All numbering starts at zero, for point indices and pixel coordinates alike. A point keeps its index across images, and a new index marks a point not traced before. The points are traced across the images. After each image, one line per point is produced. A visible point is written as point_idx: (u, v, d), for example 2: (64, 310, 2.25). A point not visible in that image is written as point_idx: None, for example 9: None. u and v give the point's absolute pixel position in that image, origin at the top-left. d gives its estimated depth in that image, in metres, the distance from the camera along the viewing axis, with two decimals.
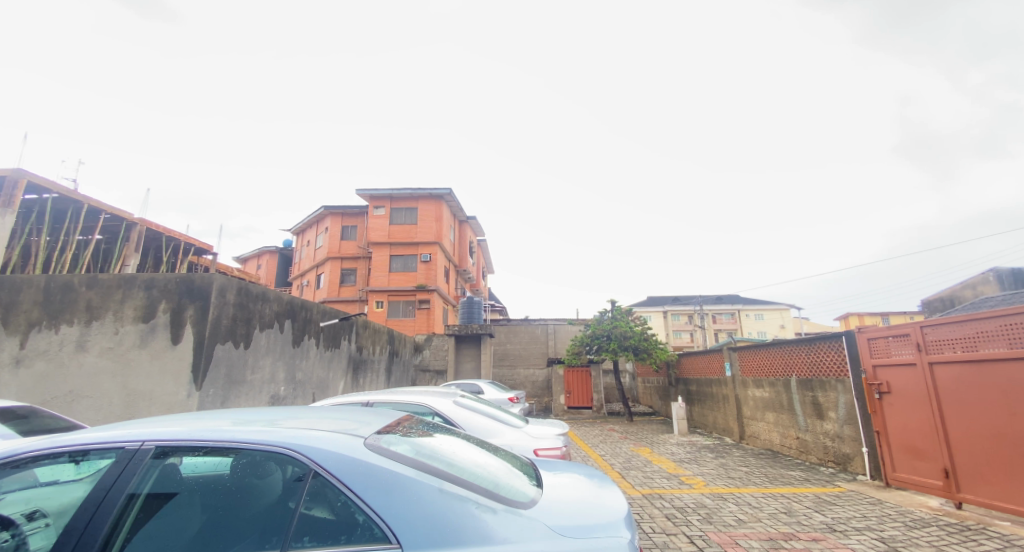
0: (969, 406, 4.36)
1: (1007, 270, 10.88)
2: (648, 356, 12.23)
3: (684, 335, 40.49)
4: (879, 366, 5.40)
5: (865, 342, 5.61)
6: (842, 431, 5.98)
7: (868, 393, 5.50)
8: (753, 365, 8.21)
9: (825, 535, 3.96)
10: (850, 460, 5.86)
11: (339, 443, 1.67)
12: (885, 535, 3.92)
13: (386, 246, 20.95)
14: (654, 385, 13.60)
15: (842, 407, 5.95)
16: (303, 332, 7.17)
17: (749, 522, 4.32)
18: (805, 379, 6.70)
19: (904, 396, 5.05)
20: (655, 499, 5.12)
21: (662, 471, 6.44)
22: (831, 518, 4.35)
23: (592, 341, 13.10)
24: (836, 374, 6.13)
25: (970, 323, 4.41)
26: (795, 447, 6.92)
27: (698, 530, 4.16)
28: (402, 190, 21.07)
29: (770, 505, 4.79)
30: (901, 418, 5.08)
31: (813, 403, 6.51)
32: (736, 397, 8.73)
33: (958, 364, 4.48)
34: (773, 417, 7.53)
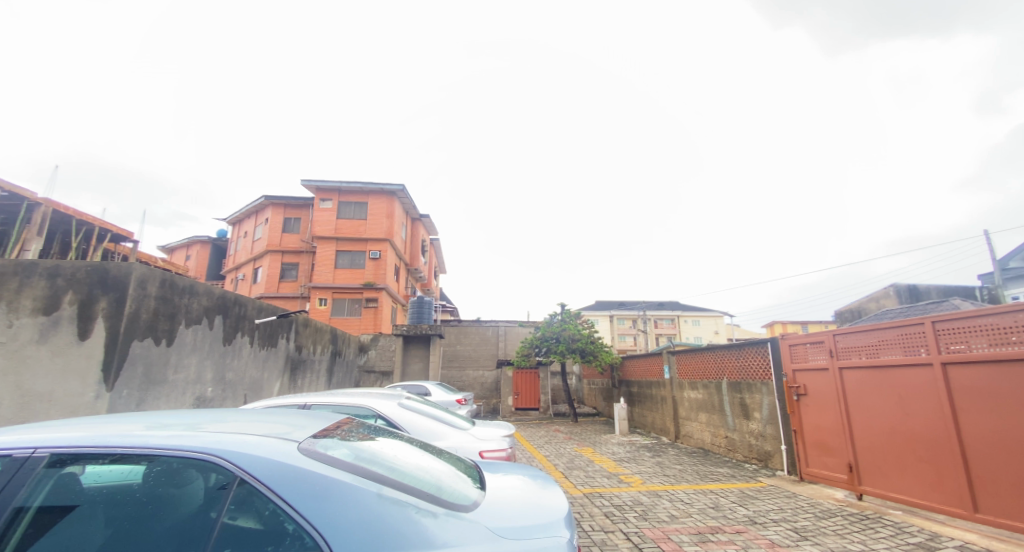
0: (870, 406, 4.85)
1: (905, 285, 12.27)
2: (594, 358, 12.59)
3: (628, 338, 41.92)
4: (798, 371, 5.87)
5: (788, 348, 6.07)
6: (765, 430, 6.44)
7: (788, 395, 5.96)
8: (689, 368, 8.67)
9: (747, 527, 4.24)
10: (770, 457, 6.32)
11: (271, 449, 1.58)
12: (798, 525, 4.26)
13: (332, 241, 20.13)
14: (599, 387, 14.00)
15: (765, 408, 6.41)
16: (236, 330, 6.72)
17: (681, 517, 4.54)
18: (735, 381, 7.16)
19: (817, 399, 5.54)
20: (595, 498, 5.25)
21: (603, 471, 6.61)
22: (752, 511, 4.67)
23: (541, 343, 13.26)
24: (761, 377, 6.61)
25: (874, 332, 4.89)
26: (724, 446, 7.38)
27: (633, 526, 4.33)
28: (351, 184, 20.34)
29: (700, 501, 5.07)
30: (815, 418, 5.55)
31: (740, 404, 6.98)
32: (673, 398, 9.17)
33: (863, 369, 4.96)
34: (705, 417, 7.98)
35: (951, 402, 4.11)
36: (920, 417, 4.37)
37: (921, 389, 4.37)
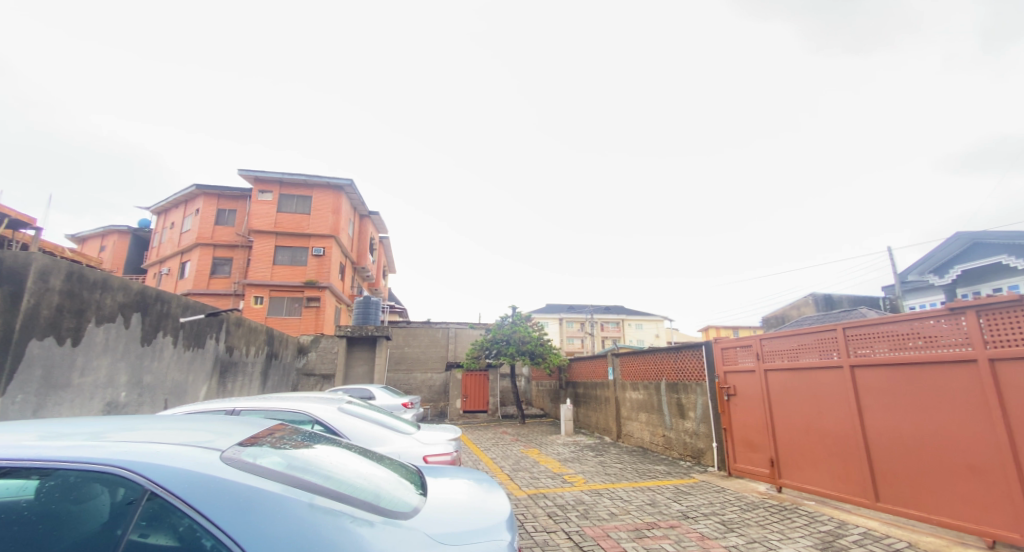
0: (791, 405, 5.25)
1: (822, 295, 13.48)
2: (543, 360, 12.78)
3: (576, 341, 42.85)
4: (729, 372, 6.25)
5: (720, 351, 6.45)
6: (698, 429, 6.81)
7: (720, 395, 6.33)
8: (631, 370, 8.99)
9: (680, 522, 4.45)
10: (703, 454, 6.69)
11: (188, 459, 1.47)
12: (725, 518, 4.53)
13: (271, 236, 19.03)
14: (547, 388, 14.22)
15: (699, 407, 6.78)
16: (156, 329, 6.18)
17: (620, 514, 4.69)
18: (672, 382, 7.51)
19: (745, 398, 5.92)
20: (538, 499, 5.30)
21: (547, 472, 6.71)
22: (685, 506, 4.92)
23: (491, 345, 13.23)
24: (696, 379, 6.98)
25: (795, 336, 5.30)
26: (662, 444, 7.72)
27: (575, 525, 4.41)
28: (293, 176, 19.36)
29: (638, 498, 5.26)
30: (742, 417, 5.94)
31: (677, 403, 7.34)
32: (616, 399, 9.47)
33: (785, 371, 5.37)
34: (645, 417, 8.31)
35: (859, 402, 4.53)
36: (832, 416, 4.79)
37: (834, 390, 4.79)
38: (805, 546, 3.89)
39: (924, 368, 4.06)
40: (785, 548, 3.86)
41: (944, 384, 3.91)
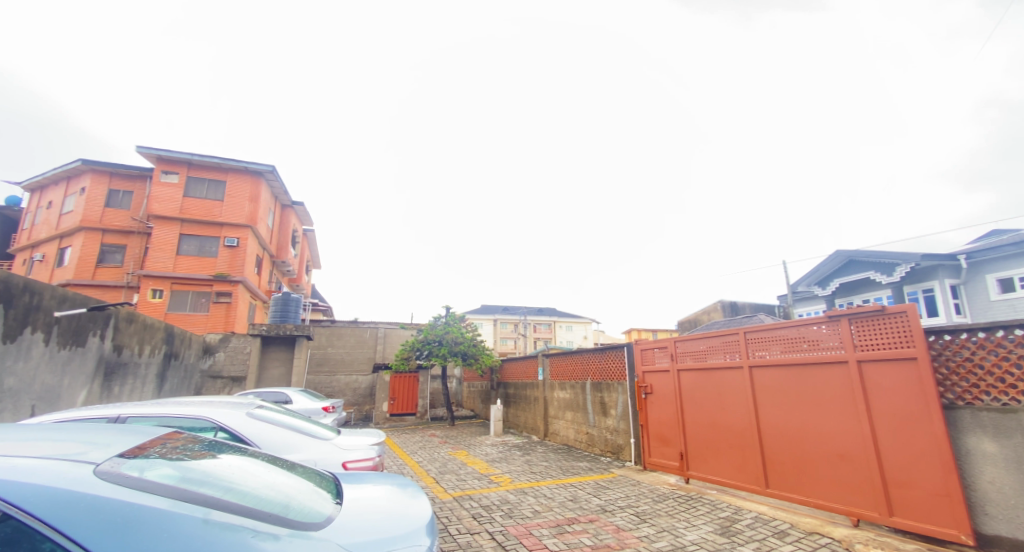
0: (699, 403, 5.69)
1: (729, 302, 14.86)
2: (475, 361, 12.75)
3: (509, 342, 43.28)
4: (647, 372, 6.63)
5: (640, 352, 6.83)
6: (618, 426, 7.15)
7: (638, 393, 6.70)
8: (559, 370, 9.24)
9: (598, 516, 4.66)
10: (621, 450, 7.04)
11: (54, 475, 1.29)
12: (639, 510, 4.81)
13: (176, 222, 17.25)
14: (478, 389, 14.24)
15: (620, 405, 7.12)
16: (22, 324, 5.33)
17: (543, 512, 4.81)
18: (597, 382, 7.82)
19: (660, 396, 6.32)
20: (463, 500, 5.27)
21: (474, 473, 6.70)
22: (604, 500, 5.15)
23: (422, 346, 12.86)
24: (617, 378, 7.33)
25: (704, 339, 5.75)
26: (585, 441, 8.02)
27: (499, 525, 4.44)
28: (205, 158, 17.68)
29: (560, 494, 5.42)
30: (657, 414, 6.34)
31: (600, 402, 7.65)
32: (544, 399, 9.69)
33: (695, 371, 5.81)
34: (571, 415, 8.58)
35: (755, 399, 5.01)
36: (733, 412, 5.26)
37: (735, 388, 5.27)
38: (708, 531, 4.23)
39: (808, 369, 4.58)
40: (690, 535, 4.17)
41: (823, 383, 4.44)
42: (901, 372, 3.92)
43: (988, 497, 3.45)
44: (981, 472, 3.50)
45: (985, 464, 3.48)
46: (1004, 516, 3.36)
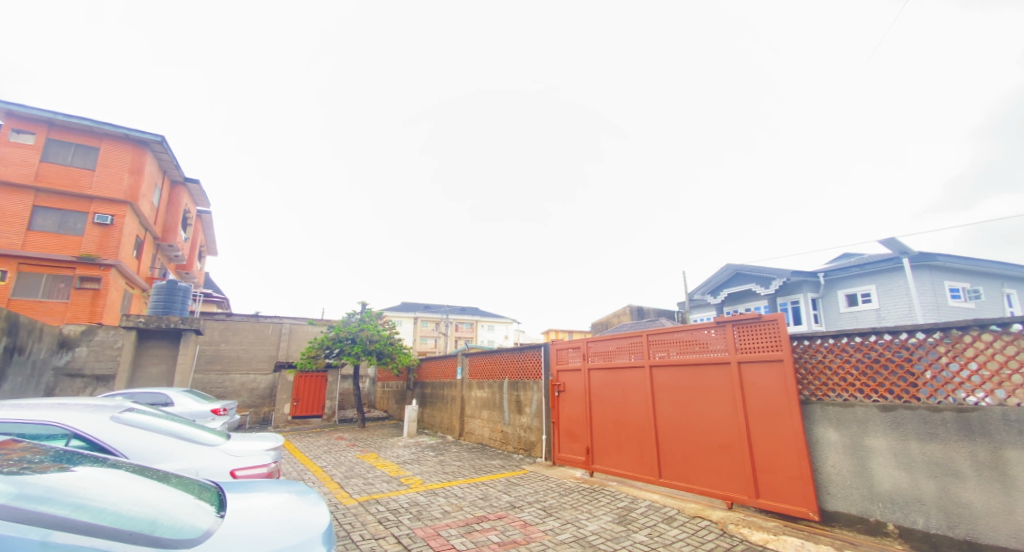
0: (606, 400, 6.01)
1: (636, 307, 16.00)
2: (391, 360, 12.34)
3: (429, 341, 42.54)
4: (561, 371, 6.87)
5: (555, 351, 7.05)
6: (532, 423, 7.32)
7: (551, 391, 6.92)
8: (478, 369, 9.23)
9: (506, 512, 4.73)
10: (533, 446, 7.22)
11: None
12: (546, 504, 4.97)
13: (30, 192, 14.69)
14: (393, 390, 13.78)
15: (534, 403, 7.30)
16: None
17: (452, 511, 4.77)
18: (514, 381, 7.94)
19: (571, 394, 6.59)
20: (369, 505, 5.06)
21: (383, 476, 6.46)
22: (513, 497, 5.24)
23: (333, 344, 12.09)
24: (533, 377, 7.51)
25: (613, 339, 6.09)
26: (499, 439, 8.11)
27: (406, 528, 4.32)
28: (73, 120, 15.20)
29: (471, 493, 5.41)
30: (568, 411, 6.60)
31: (516, 400, 7.78)
32: (461, 398, 9.64)
33: (603, 370, 6.13)
34: (486, 414, 8.62)
35: (654, 396, 5.41)
36: (634, 408, 5.63)
37: (637, 386, 5.65)
38: (607, 521, 4.49)
39: (698, 369, 5.04)
40: (591, 525, 4.38)
41: (710, 381, 4.91)
42: (772, 372, 4.45)
43: (830, 478, 4.04)
44: (826, 458, 4.09)
45: (829, 450, 4.07)
46: (842, 494, 3.97)
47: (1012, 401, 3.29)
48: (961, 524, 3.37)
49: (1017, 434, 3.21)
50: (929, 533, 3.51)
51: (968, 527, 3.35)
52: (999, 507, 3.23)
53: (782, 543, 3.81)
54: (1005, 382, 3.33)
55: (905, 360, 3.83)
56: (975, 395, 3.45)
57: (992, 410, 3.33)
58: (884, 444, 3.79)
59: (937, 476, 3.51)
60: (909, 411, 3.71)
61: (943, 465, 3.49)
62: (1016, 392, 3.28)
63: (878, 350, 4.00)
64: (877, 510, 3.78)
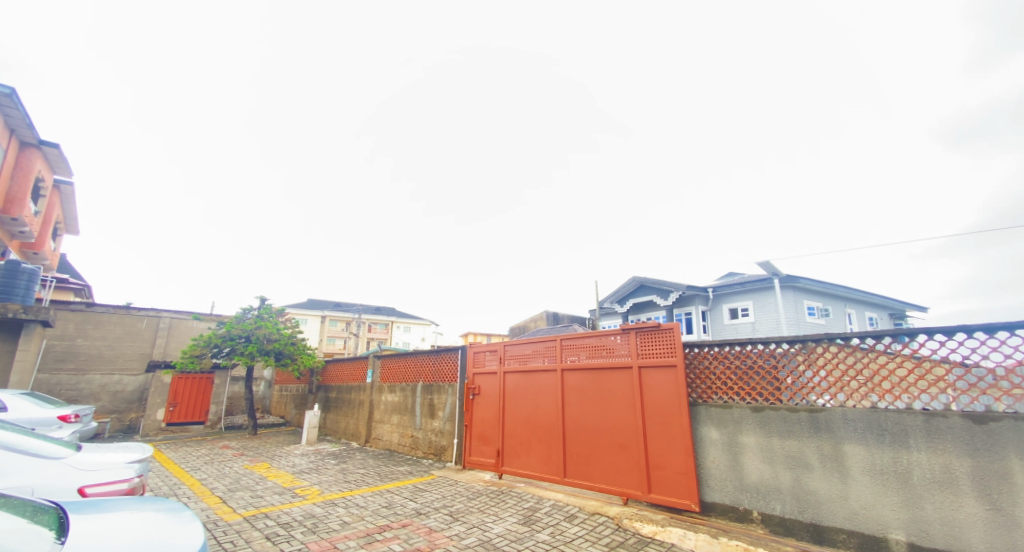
0: (519, 402, 6.09)
1: (551, 313, 16.55)
2: (291, 362, 11.37)
3: (337, 341, 40.16)
4: (476, 374, 6.83)
5: (472, 354, 6.97)
6: (443, 427, 7.18)
7: (466, 394, 6.84)
8: (390, 372, 8.83)
9: (411, 520, 4.56)
10: (444, 451, 7.08)
11: None
12: (453, 509, 4.87)
13: None
14: (292, 394, 12.82)
15: (447, 407, 7.16)
16: None
17: (352, 522, 4.48)
18: (428, 384, 7.72)
19: (485, 398, 6.58)
20: (256, 520, 4.57)
21: (275, 487, 5.90)
22: (420, 503, 5.07)
23: (223, 342, 10.84)
24: (448, 380, 7.36)
25: (529, 343, 6.19)
26: (408, 445, 7.85)
27: (298, 543, 3.97)
28: None
29: (374, 502, 5.14)
30: (482, 414, 6.57)
31: (429, 404, 7.57)
32: (370, 402, 9.17)
33: (518, 373, 6.21)
34: (397, 419, 8.29)
35: (564, 399, 5.59)
36: (544, 410, 5.77)
37: (549, 389, 5.79)
38: (512, 522, 4.52)
39: (604, 372, 5.29)
40: (496, 528, 4.38)
41: (615, 385, 5.17)
42: (667, 376, 4.81)
43: (710, 472, 4.46)
44: (707, 455, 4.50)
45: (710, 448, 4.49)
46: (718, 486, 4.39)
47: (849, 403, 3.88)
48: (809, 509, 3.90)
49: (852, 430, 3.80)
50: (784, 517, 4.01)
51: (813, 511, 3.88)
52: (837, 493, 3.79)
53: (668, 534, 4.13)
54: (845, 386, 3.92)
55: (772, 367, 4.35)
56: (823, 397, 4.02)
57: (835, 411, 3.91)
58: (754, 441, 4.27)
59: (793, 469, 4.02)
60: (774, 411, 4.22)
61: (797, 458, 4.01)
62: (852, 395, 3.88)
63: (752, 358, 4.48)
64: (746, 500, 4.23)
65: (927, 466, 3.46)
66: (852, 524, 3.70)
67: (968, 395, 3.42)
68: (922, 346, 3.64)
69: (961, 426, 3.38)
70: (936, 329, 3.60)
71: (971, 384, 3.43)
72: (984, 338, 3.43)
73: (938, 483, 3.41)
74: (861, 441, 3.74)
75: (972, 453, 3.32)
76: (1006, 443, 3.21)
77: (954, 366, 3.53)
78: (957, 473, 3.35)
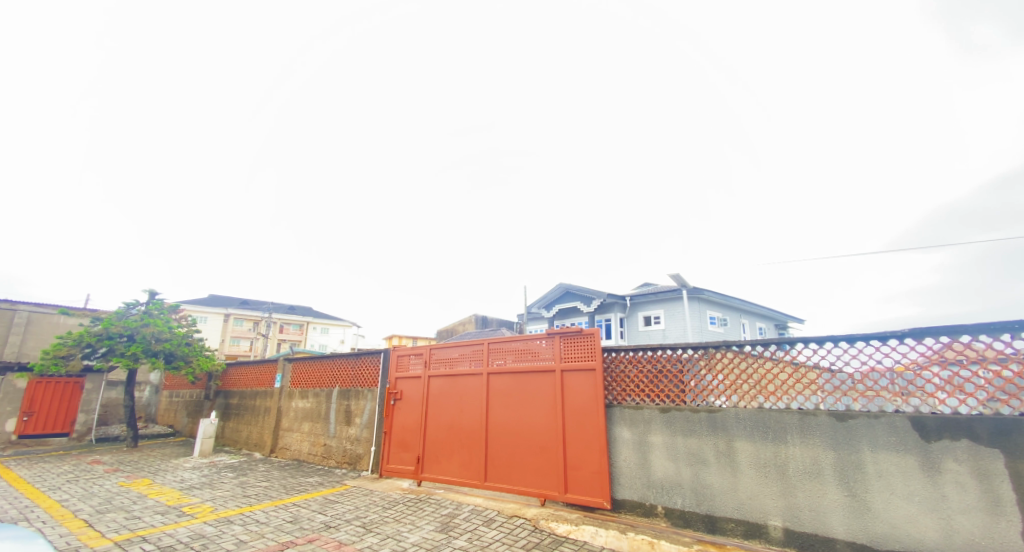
0: (442, 407, 5.93)
1: (478, 316, 16.47)
2: (185, 365, 10.11)
3: (242, 342, 36.68)
4: (399, 378, 6.55)
5: (396, 358, 6.67)
6: (360, 434, 6.79)
7: (387, 400, 6.52)
8: (303, 377, 8.18)
9: (319, 534, 4.21)
10: (359, 460, 6.69)
11: None
12: (367, 520, 4.59)
13: None
14: (184, 400, 11.42)
15: (366, 414, 6.78)
16: None
17: (250, 541, 4.03)
18: (345, 389, 7.25)
19: (407, 403, 6.32)
20: (132, 545, 3.96)
21: (158, 506, 5.18)
22: (330, 516, 4.71)
23: (98, 341, 9.37)
24: (368, 385, 6.97)
25: (457, 346, 6.04)
26: (320, 454, 7.32)
27: None
28: None
29: (277, 517, 4.68)
30: (402, 420, 6.30)
31: (345, 410, 7.11)
32: (277, 409, 8.42)
33: (444, 377, 6.04)
34: (308, 426, 7.70)
35: (488, 402, 5.52)
36: (467, 414, 5.67)
37: (473, 393, 5.70)
38: (429, 530, 4.35)
39: (529, 376, 5.31)
40: (412, 537, 4.18)
41: (539, 388, 5.21)
42: (588, 380, 4.94)
43: (622, 471, 4.64)
44: (619, 454, 4.67)
45: (622, 447, 4.67)
46: (629, 484, 4.58)
47: (741, 404, 4.23)
48: (705, 502, 4.20)
49: (742, 428, 4.15)
50: (684, 511, 4.28)
51: (708, 504, 4.18)
52: (729, 486, 4.11)
53: (581, 533, 4.23)
54: (738, 388, 4.26)
55: (678, 371, 4.61)
56: (720, 398, 4.34)
57: (730, 411, 4.24)
58: (661, 440, 4.51)
59: (693, 465, 4.30)
60: (679, 411, 4.49)
61: (696, 455, 4.30)
62: (744, 397, 4.23)
63: (661, 362, 4.72)
64: (652, 495, 4.45)
65: (800, 458, 3.86)
66: (740, 514, 4.03)
67: (833, 396, 3.86)
68: (800, 353, 4.06)
69: (827, 423, 3.82)
70: (810, 338, 4.02)
71: (836, 386, 3.88)
72: (846, 346, 3.89)
73: (809, 474, 3.82)
74: (749, 437, 4.10)
75: (835, 446, 3.76)
76: (861, 437, 3.67)
77: (823, 370, 3.96)
78: (823, 464, 3.78)
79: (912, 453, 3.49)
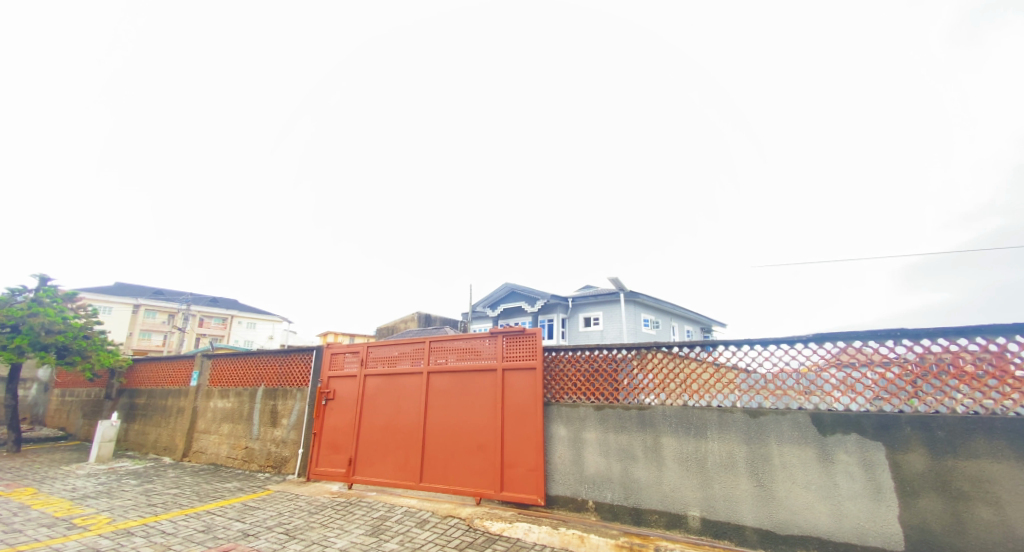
0: (377, 406, 5.71)
1: (421, 314, 16.11)
2: (82, 361, 8.97)
3: (154, 337, 33.36)
4: (332, 377, 6.22)
5: (329, 355, 6.33)
6: (287, 436, 6.37)
7: (318, 399, 6.17)
8: (223, 374, 7.54)
9: (235, 543, 3.88)
10: (285, 463, 6.28)
11: None
12: (290, 526, 4.30)
13: None
14: (80, 400, 10.15)
15: (293, 414, 6.38)
16: None
17: None
18: (271, 388, 6.77)
19: (341, 402, 6.02)
20: None
21: (43, 518, 4.54)
22: (248, 524, 4.36)
23: None
24: (298, 384, 6.56)
25: (397, 345, 5.84)
26: (241, 458, 6.78)
27: None
28: None
29: (187, 527, 4.26)
30: (334, 421, 5.99)
31: (270, 411, 6.64)
32: (192, 410, 7.70)
33: (381, 376, 5.82)
34: (227, 428, 7.11)
35: (426, 402, 5.39)
36: (403, 413, 5.51)
37: (411, 392, 5.54)
38: (358, 534, 4.16)
39: (469, 375, 5.25)
40: (340, 542, 3.97)
41: (478, 387, 5.16)
42: (526, 379, 4.96)
43: (556, 467, 4.71)
44: (554, 451, 4.74)
45: (558, 444, 4.74)
46: (562, 480, 4.65)
47: (668, 402, 4.44)
48: (632, 495, 4.35)
49: (668, 424, 4.35)
50: (612, 504, 4.41)
51: (635, 497, 4.34)
52: (653, 479, 4.30)
53: (514, 530, 4.23)
54: (666, 387, 4.47)
55: (612, 370, 4.76)
56: (649, 396, 4.53)
57: (657, 408, 4.44)
58: (594, 436, 4.62)
59: (623, 460, 4.45)
60: (611, 409, 4.62)
61: (626, 450, 4.46)
62: (670, 396, 4.44)
63: (597, 362, 4.85)
64: (584, 491, 4.55)
65: (717, 452, 4.12)
66: (663, 506, 4.22)
67: (748, 394, 4.16)
68: (721, 354, 4.31)
69: (742, 419, 4.09)
70: (732, 341, 4.30)
71: (751, 386, 4.18)
72: (761, 348, 4.20)
73: (724, 467, 4.07)
74: (674, 433, 4.31)
75: (748, 441, 4.04)
76: (769, 432, 3.98)
77: (740, 370, 4.23)
78: (737, 457, 4.05)
79: (811, 446, 3.83)
